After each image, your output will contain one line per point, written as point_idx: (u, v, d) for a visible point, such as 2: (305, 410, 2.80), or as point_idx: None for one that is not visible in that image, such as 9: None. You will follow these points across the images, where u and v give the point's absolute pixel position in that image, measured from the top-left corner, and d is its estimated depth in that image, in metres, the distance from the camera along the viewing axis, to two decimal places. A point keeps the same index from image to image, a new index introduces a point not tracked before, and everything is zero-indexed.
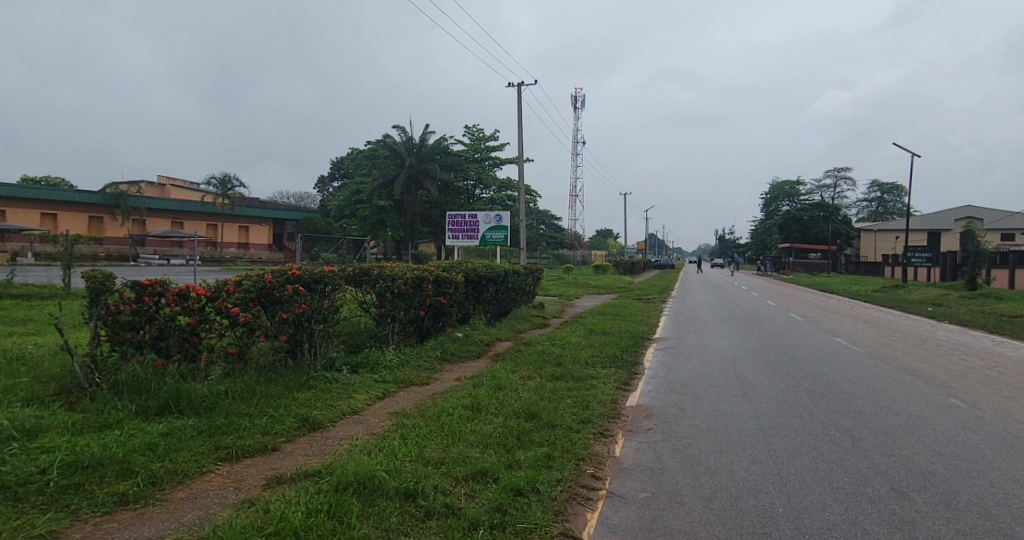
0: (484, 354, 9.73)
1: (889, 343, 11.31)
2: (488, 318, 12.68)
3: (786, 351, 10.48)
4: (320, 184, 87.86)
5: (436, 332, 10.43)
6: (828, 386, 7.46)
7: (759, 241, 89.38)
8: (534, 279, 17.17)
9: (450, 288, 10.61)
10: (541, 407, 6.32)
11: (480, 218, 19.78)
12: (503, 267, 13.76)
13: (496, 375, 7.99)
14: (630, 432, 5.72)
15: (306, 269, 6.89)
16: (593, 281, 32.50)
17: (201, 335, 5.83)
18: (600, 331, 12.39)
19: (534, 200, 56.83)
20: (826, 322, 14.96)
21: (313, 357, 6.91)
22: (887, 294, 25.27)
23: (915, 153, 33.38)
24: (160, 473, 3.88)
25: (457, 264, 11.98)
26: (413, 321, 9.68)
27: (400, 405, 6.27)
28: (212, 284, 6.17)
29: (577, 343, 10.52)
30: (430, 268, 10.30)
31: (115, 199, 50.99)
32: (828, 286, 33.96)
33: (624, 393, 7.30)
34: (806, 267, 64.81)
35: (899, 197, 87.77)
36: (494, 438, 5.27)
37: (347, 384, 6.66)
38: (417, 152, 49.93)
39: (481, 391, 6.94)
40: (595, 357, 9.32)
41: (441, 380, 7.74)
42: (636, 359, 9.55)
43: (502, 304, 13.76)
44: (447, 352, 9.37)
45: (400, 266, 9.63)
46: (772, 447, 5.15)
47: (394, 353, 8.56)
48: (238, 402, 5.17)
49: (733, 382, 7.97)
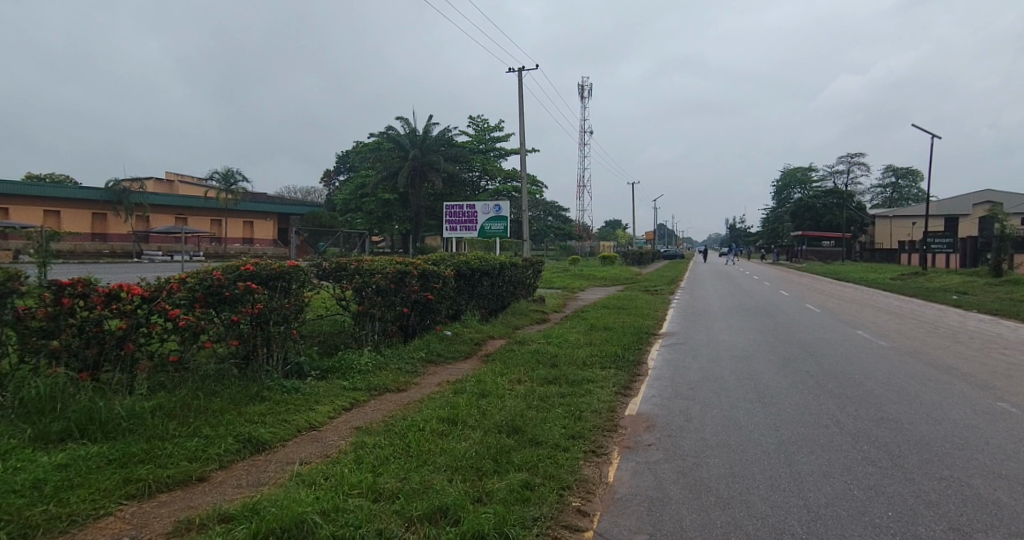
0: (474, 354, 8.98)
1: (916, 336, 10.42)
2: (482, 315, 11.92)
3: (804, 346, 9.63)
4: (325, 177, 87.35)
5: (423, 331, 9.68)
6: (855, 388, 6.62)
7: (770, 230, 87.85)
8: (535, 272, 16.36)
9: (439, 282, 9.84)
10: (527, 419, 5.53)
11: (478, 208, 18.97)
12: (499, 260, 12.96)
13: (482, 379, 7.21)
14: (628, 450, 4.91)
15: (265, 265, 6.14)
16: (599, 273, 31.66)
17: (136, 342, 5.08)
18: (602, 327, 11.59)
19: (540, 191, 55.94)
20: (844, 314, 14.04)
21: (273, 363, 6.16)
22: (906, 283, 24.23)
23: (934, 136, 32.22)
24: (38, 520, 3.12)
25: (448, 256, 11.25)
26: (397, 319, 8.94)
27: (366, 419, 5.50)
28: (152, 283, 5.43)
29: (575, 340, 9.73)
30: (415, 261, 9.55)
31: (117, 195, 50.51)
32: (844, 275, 32.85)
33: (623, 399, 6.50)
34: (820, 255, 63.42)
35: (914, 182, 86.01)
36: (464, 461, 4.50)
37: (309, 394, 5.88)
38: (421, 143, 49.26)
39: (461, 400, 6.17)
40: (594, 357, 8.54)
41: (420, 386, 6.98)
42: (639, 358, 8.76)
43: (499, 298, 12.99)
44: (433, 353, 8.61)
45: (382, 260, 8.90)
46: (796, 469, 4.33)
47: (372, 355, 7.83)
48: (165, 422, 4.41)
49: (746, 384, 7.15)
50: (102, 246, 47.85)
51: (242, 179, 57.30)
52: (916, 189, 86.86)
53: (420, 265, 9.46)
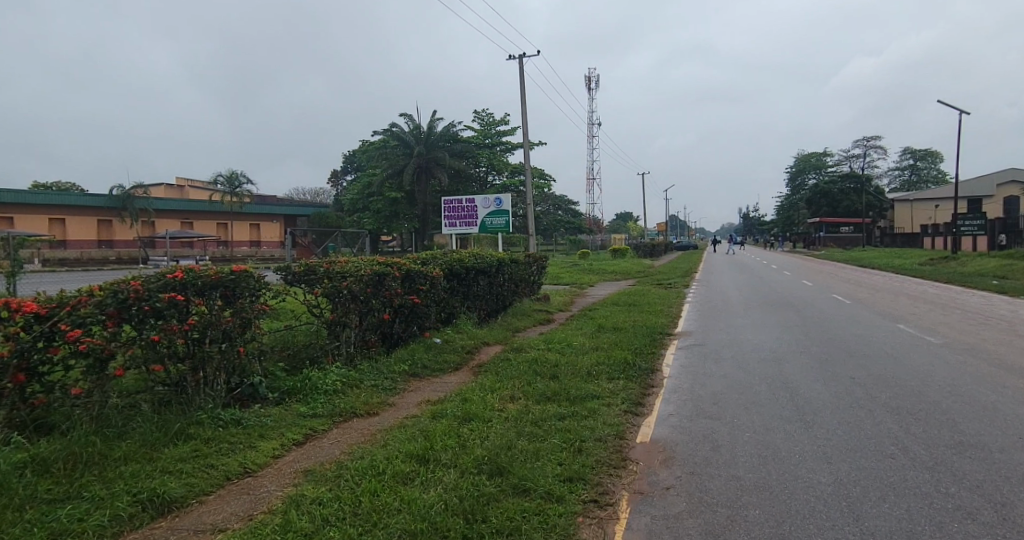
0: (465, 364, 7.93)
1: (969, 330, 9.23)
2: (478, 317, 10.89)
3: (841, 346, 8.47)
4: (334, 178, 86.94)
5: (409, 338, 8.67)
6: (917, 401, 5.47)
7: (785, 217, 85.98)
8: (539, 268, 15.28)
9: (425, 283, 8.85)
10: (515, 453, 4.47)
11: (478, 202, 17.91)
12: (497, 256, 11.93)
13: (468, 397, 6.17)
14: (641, 496, 3.84)
15: (198, 270, 5.07)
16: (610, 266, 30.55)
17: (28, 372, 4.08)
18: (612, 328, 10.50)
19: (549, 184, 54.81)
20: (878, 304, 12.81)
21: (214, 388, 5.11)
22: (936, 268, 22.86)
23: (961, 111, 30.45)
24: None
25: (439, 255, 10.27)
26: (378, 325, 7.93)
27: (319, 458, 4.45)
28: (56, 297, 4.41)
29: (581, 345, 8.66)
30: (398, 261, 8.56)
31: (121, 202, 50.05)
32: (867, 262, 31.39)
33: (634, 421, 5.41)
34: (839, 242, 61.75)
35: (933, 164, 83.77)
36: (427, 521, 3.43)
37: (254, 426, 4.82)
38: (426, 139, 48.35)
39: (439, 429, 5.10)
40: (601, 365, 7.46)
41: (395, 409, 5.92)
42: (653, 366, 7.64)
43: (498, 298, 11.95)
44: (417, 364, 7.56)
45: (359, 260, 7.89)
46: (869, 528, 3.21)
47: (344, 370, 6.78)
48: (39, 485, 3.39)
49: (780, 396, 6.02)
50: (108, 255, 47.47)
51: (247, 182, 56.66)
52: (936, 171, 84.55)
53: (404, 266, 8.46)
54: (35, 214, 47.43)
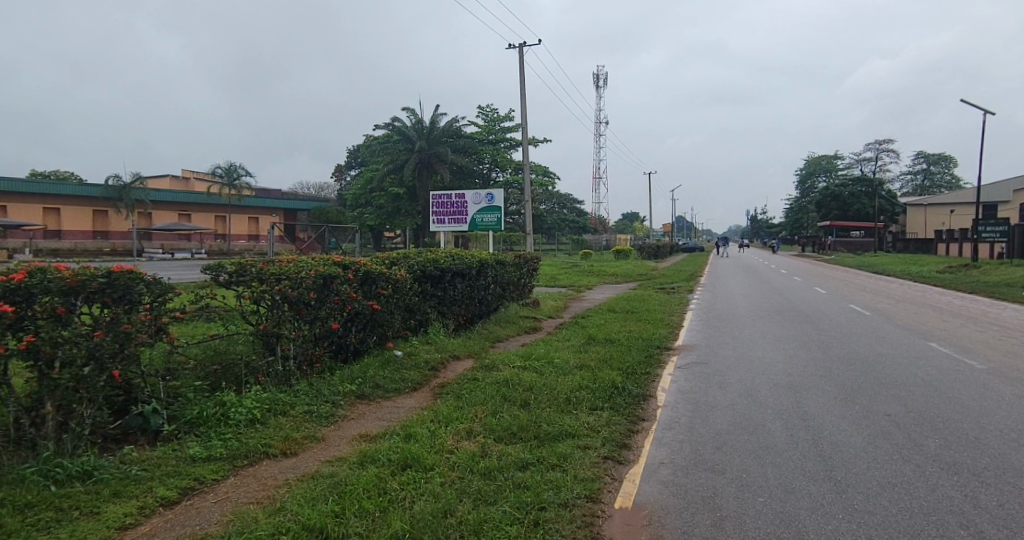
0: (427, 382, 6.77)
1: (1014, 352, 8.02)
2: (453, 325, 9.74)
3: (869, 370, 7.25)
4: (336, 172, 85.81)
5: (367, 350, 7.52)
6: (983, 458, 4.25)
7: (794, 220, 84.37)
8: (531, 270, 14.15)
9: (387, 287, 7.74)
10: (448, 529, 3.30)
11: (468, 198, 16.76)
12: (479, 257, 10.78)
13: (415, 431, 5.00)
14: None
15: (51, 271, 3.87)
16: (611, 268, 29.34)
17: None
18: (604, 340, 9.34)
19: (553, 182, 53.64)
20: (901, 317, 11.63)
21: (73, 423, 3.94)
22: (958, 276, 21.59)
23: (985, 112, 29.18)
24: None
25: (409, 256, 9.19)
26: (325, 335, 6.77)
27: (182, 529, 3.25)
28: None
29: (566, 362, 7.51)
30: (356, 261, 7.43)
31: (117, 192, 48.97)
32: (880, 267, 30.08)
33: (615, 473, 4.26)
34: (850, 247, 60.27)
35: (947, 168, 82.24)
36: None
37: (110, 476, 3.62)
38: (427, 134, 47.50)
39: (361, 483, 3.90)
40: (584, 390, 6.30)
41: (322, 447, 4.71)
42: (645, 391, 6.49)
43: (479, 303, 10.81)
44: (368, 384, 6.38)
45: (304, 259, 6.70)
46: None
47: (271, 391, 5.58)
48: None
49: (801, 440, 4.83)
50: (102, 246, 46.40)
51: (246, 174, 55.55)
52: (950, 175, 82.90)
53: (358, 267, 7.31)
54: (29, 203, 46.55)
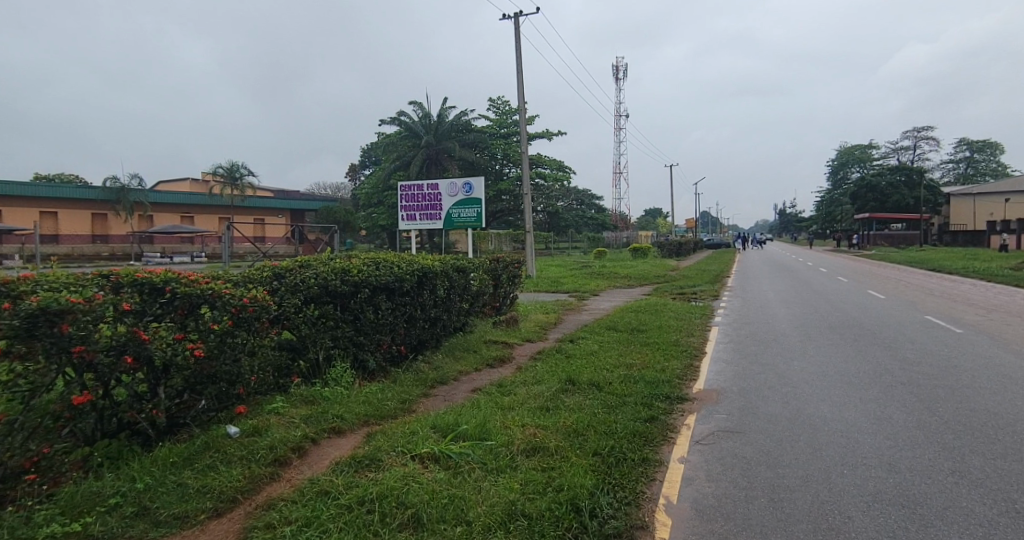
0: (249, 493, 3.79)
1: None
2: (372, 365, 6.83)
3: None
4: (353, 172, 84.14)
5: (181, 427, 4.60)
6: None
7: (825, 213, 79.96)
8: (512, 281, 11.09)
9: (226, 318, 4.78)
10: None
11: (442, 189, 13.90)
12: (422, 263, 7.83)
13: None
14: None
15: None
16: (626, 269, 26.18)
17: None
18: (587, 387, 6.33)
19: (568, 176, 50.53)
20: (1013, 338, 8.42)
21: None
22: None
23: None
24: None
25: (302, 266, 6.26)
26: (70, 414, 3.82)
27: None
28: None
29: (510, 443, 4.52)
30: (168, 277, 4.49)
31: (115, 194, 47.07)
32: (934, 264, 26.54)
33: None
34: (891, 240, 55.95)
35: (991, 156, 77.35)
36: None
37: None
38: (435, 128, 44.98)
39: None
40: (519, 525, 3.31)
41: None
42: (635, 518, 3.52)
43: (422, 328, 7.88)
44: (121, 509, 3.43)
45: (33, 281, 3.71)
46: None
47: None
48: None
49: None
50: (100, 249, 44.47)
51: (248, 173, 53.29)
52: (995, 163, 77.78)
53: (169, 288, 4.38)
54: (27, 208, 45.00)
